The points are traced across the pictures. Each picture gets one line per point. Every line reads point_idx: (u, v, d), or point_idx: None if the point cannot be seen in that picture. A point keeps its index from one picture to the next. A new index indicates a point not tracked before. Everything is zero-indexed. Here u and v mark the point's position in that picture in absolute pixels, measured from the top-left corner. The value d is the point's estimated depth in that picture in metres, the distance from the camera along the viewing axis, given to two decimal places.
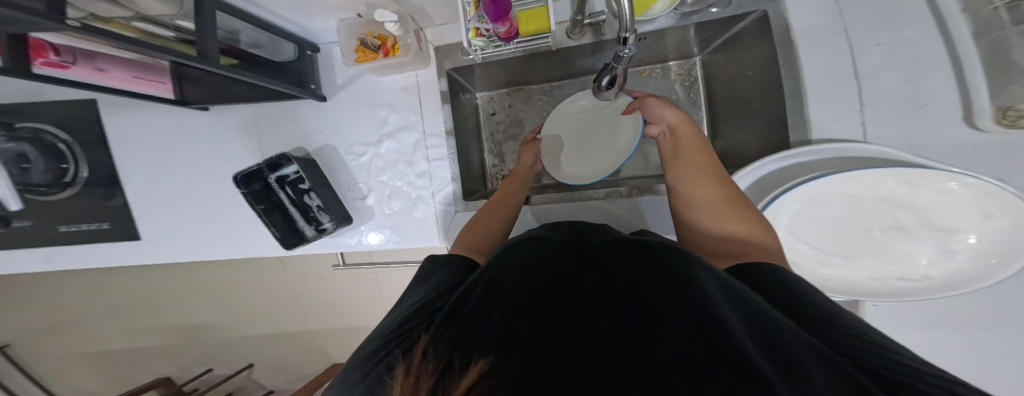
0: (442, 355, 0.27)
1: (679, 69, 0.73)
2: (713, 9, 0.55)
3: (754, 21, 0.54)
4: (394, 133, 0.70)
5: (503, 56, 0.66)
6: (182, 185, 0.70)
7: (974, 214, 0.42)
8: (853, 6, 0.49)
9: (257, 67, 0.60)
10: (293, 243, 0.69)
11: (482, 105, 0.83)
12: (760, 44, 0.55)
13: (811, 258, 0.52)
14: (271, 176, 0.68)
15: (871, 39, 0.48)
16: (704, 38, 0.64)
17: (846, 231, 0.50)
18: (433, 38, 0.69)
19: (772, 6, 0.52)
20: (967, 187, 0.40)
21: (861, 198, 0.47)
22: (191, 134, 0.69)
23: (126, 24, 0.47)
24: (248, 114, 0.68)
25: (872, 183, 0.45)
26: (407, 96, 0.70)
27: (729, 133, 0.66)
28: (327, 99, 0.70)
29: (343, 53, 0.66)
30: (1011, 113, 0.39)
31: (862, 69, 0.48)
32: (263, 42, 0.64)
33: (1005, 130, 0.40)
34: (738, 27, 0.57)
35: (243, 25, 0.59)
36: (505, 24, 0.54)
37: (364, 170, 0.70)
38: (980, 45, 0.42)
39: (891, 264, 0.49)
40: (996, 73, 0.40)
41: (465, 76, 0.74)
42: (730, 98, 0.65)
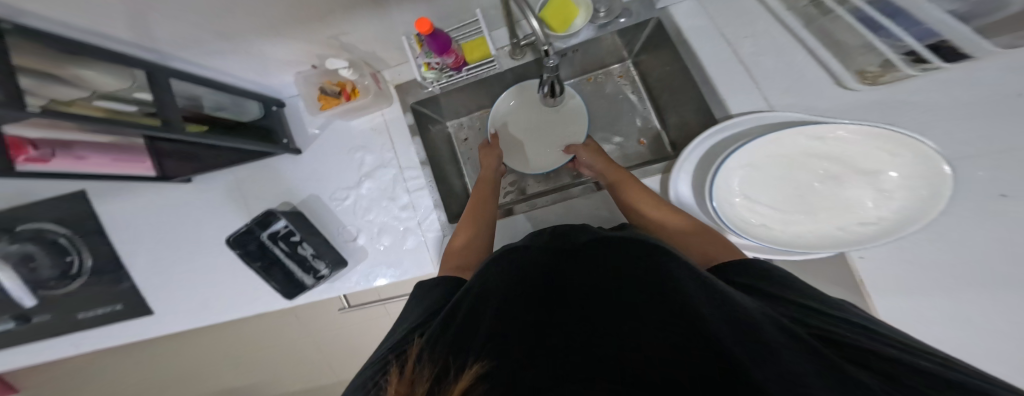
0: (439, 358, 0.30)
1: (619, 72, 0.76)
2: (621, 19, 0.63)
3: (654, 27, 0.64)
4: (372, 173, 0.72)
5: (457, 85, 0.70)
6: (180, 258, 0.73)
7: (883, 153, 0.45)
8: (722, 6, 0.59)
9: (228, 129, 0.63)
10: (295, 293, 0.72)
11: (453, 132, 0.85)
12: (665, 45, 0.63)
13: (773, 220, 0.51)
14: (263, 234, 0.71)
15: (739, 33, 0.58)
16: (627, 42, 0.69)
17: (792, 189, 0.51)
18: (390, 79, 0.73)
19: (662, 13, 0.61)
20: (854, 131, 0.46)
21: (789, 157, 0.51)
22: (179, 208, 0.72)
23: (87, 104, 0.48)
24: (229, 181, 0.71)
25: (788, 143, 0.50)
26: (377, 136, 0.72)
27: (675, 120, 0.68)
28: (301, 151, 0.71)
29: (306, 103, 0.67)
30: (869, 74, 0.49)
31: (743, 57, 0.56)
32: (227, 105, 0.66)
33: (871, 87, 0.49)
34: (646, 33, 0.66)
35: (202, 90, 0.62)
36: (449, 56, 0.60)
37: (349, 212, 0.73)
38: (811, 33, 0.55)
39: (841, 212, 0.48)
40: (833, 47, 0.53)
41: (430, 107, 0.75)
42: (663, 91, 0.68)
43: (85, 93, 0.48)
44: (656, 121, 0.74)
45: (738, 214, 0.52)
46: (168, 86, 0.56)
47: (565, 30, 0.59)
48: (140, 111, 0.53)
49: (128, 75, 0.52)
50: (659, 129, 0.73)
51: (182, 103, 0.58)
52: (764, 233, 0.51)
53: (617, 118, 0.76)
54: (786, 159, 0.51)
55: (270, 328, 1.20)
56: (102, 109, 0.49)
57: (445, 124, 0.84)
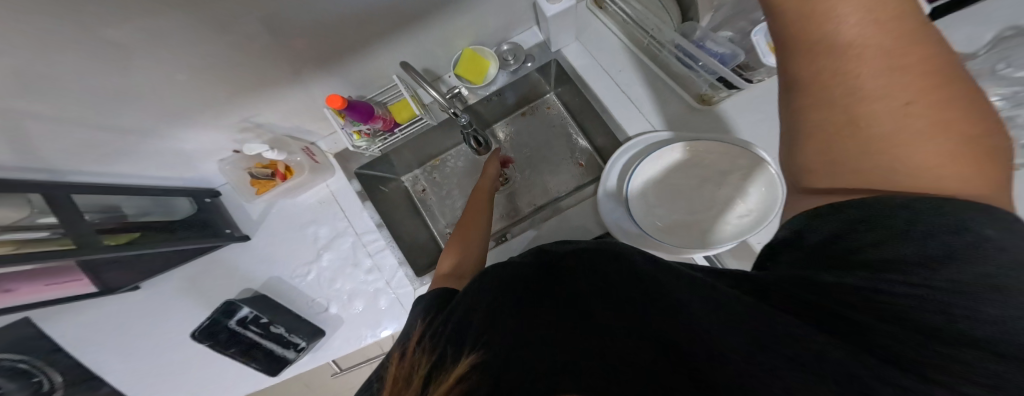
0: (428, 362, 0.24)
1: (546, 103, 0.83)
2: (528, 63, 0.72)
3: (556, 67, 0.73)
4: (330, 244, 0.70)
5: (391, 146, 0.71)
6: (147, 363, 0.70)
7: (730, 161, 0.58)
8: (598, 50, 0.69)
9: (161, 233, 0.59)
10: (279, 369, 0.72)
11: (410, 187, 0.83)
12: (570, 85, 0.75)
13: (676, 220, 0.59)
14: (231, 322, 0.70)
15: (617, 66, 0.68)
16: (546, 76, 0.76)
17: (683, 193, 0.60)
18: (329, 148, 0.70)
19: (558, 55, 0.71)
20: (698, 146, 0.59)
21: (673, 168, 0.61)
22: (134, 313, 0.69)
23: None
24: (183, 278, 0.69)
25: (668, 157, 0.61)
26: (327, 207, 0.70)
27: (605, 140, 0.74)
28: (249, 237, 0.69)
29: (239, 190, 0.63)
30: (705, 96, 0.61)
31: (623, 87, 0.67)
32: (151, 208, 0.61)
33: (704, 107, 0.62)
34: (552, 71, 0.75)
35: (121, 199, 0.58)
36: (376, 121, 0.59)
37: (315, 286, 0.72)
38: (658, 67, 0.65)
39: (721, 209, 0.57)
40: (673, 78, 0.64)
41: (380, 168, 0.75)
42: (586, 116, 0.76)
43: None
44: (584, 141, 0.81)
45: (647, 218, 0.60)
46: (75, 204, 0.51)
47: (481, 80, 0.68)
48: (52, 233, 0.49)
49: (20, 201, 0.47)
50: (591, 150, 0.79)
51: (91, 216, 0.54)
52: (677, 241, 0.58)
53: (555, 147, 0.81)
54: (672, 175, 0.61)
55: None
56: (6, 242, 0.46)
57: (401, 180, 0.82)
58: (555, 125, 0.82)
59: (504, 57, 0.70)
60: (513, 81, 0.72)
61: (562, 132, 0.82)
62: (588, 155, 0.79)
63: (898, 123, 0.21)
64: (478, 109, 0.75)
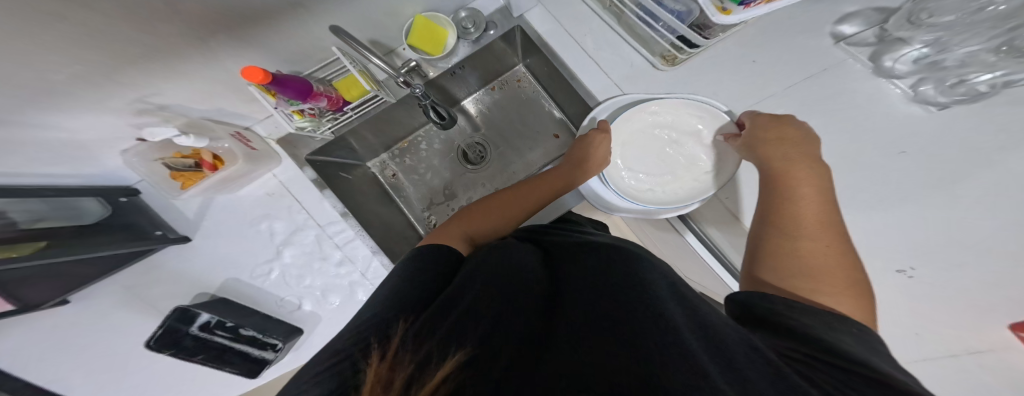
0: (425, 348, 0.24)
1: (515, 77, 0.73)
2: (490, 31, 0.60)
3: (521, 34, 0.62)
4: (290, 239, 0.62)
5: (344, 129, 0.59)
6: (105, 385, 0.64)
7: (694, 117, 0.52)
8: (559, 10, 0.59)
9: (83, 243, 0.50)
10: (260, 370, 0.68)
11: (378, 172, 0.74)
12: (537, 53, 0.64)
13: (649, 184, 0.54)
14: (192, 329, 0.63)
15: (580, 30, 0.58)
16: (511, 45, 0.66)
17: (653, 157, 0.54)
18: (269, 134, 0.59)
19: (521, 21, 0.60)
20: (661, 105, 0.52)
21: (639, 132, 0.55)
22: (70, 337, 0.61)
23: None
24: (121, 289, 0.61)
25: (633, 122, 0.54)
26: (278, 200, 0.60)
27: (578, 111, 0.66)
28: (189, 236, 0.60)
29: (162, 186, 0.53)
30: (669, 56, 0.53)
31: (590, 52, 0.57)
32: (47, 212, 0.50)
33: (670, 68, 0.53)
34: (518, 38, 0.64)
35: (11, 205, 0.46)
36: (318, 99, 0.47)
37: (281, 285, 0.65)
38: (619, 26, 0.56)
39: (689, 166, 0.53)
40: (637, 39, 0.55)
41: (338, 154, 0.65)
42: (558, 89, 0.67)
43: None
44: (558, 112, 0.72)
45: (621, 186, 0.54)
46: None
47: (440, 52, 0.57)
48: None
49: None
50: (565, 119, 0.72)
51: None
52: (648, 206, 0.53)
53: (529, 123, 0.74)
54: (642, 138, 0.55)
55: None
56: None
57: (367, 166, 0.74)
58: (526, 98, 0.73)
59: (462, 26, 0.59)
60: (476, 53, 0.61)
61: (535, 103, 0.73)
62: (566, 129, 0.72)
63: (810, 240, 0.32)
64: (440, 85, 0.65)
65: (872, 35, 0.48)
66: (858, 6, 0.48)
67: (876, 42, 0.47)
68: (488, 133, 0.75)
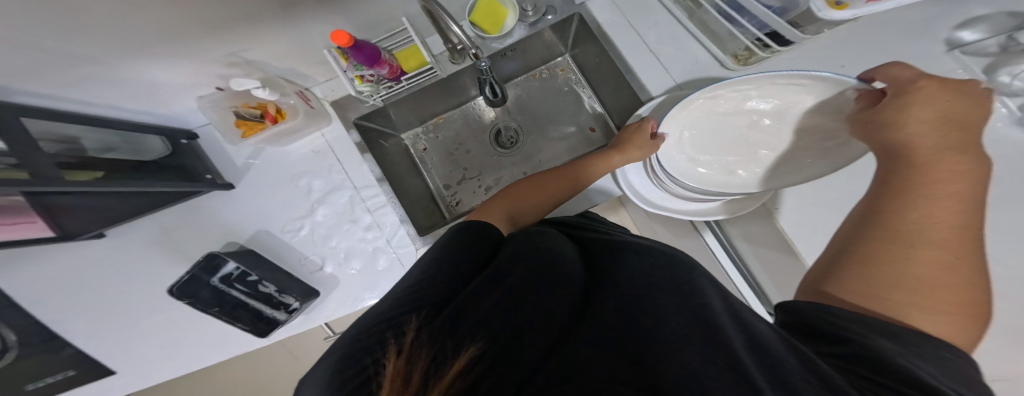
0: (439, 344, 0.23)
1: (560, 66, 0.79)
2: (549, 16, 0.66)
3: (579, 21, 0.67)
4: (325, 197, 0.65)
5: (397, 97, 0.63)
6: (121, 319, 0.66)
7: (791, 87, 0.47)
8: (628, 6, 0.64)
9: (140, 173, 0.53)
10: (268, 331, 0.67)
11: (410, 144, 0.78)
12: (591, 40, 0.68)
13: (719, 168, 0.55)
14: (213, 279, 0.64)
15: (646, 23, 0.63)
16: (562, 35, 0.72)
17: (727, 136, 0.54)
18: (324, 95, 0.63)
19: (582, 9, 0.65)
20: (748, 81, 0.48)
21: (715, 111, 0.53)
22: (100, 267, 0.63)
23: None
24: (155, 228, 0.63)
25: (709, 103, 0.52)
26: (321, 158, 0.64)
27: (622, 108, 0.70)
28: (235, 186, 0.63)
29: (223, 132, 0.56)
30: (743, 55, 0.55)
31: (651, 45, 0.62)
32: (115, 144, 0.54)
33: (744, 68, 0.56)
34: (574, 28, 0.70)
35: (81, 130, 0.51)
36: (383, 67, 0.52)
37: (308, 243, 0.67)
38: (694, 24, 0.60)
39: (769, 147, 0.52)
40: (712, 37, 0.58)
41: (377, 121, 0.69)
42: (602, 81, 0.72)
43: None
44: (596, 106, 0.77)
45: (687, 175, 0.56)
46: (28, 132, 0.43)
47: (498, 31, 0.63)
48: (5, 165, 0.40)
49: None
50: (603, 114, 0.77)
51: (61, 152, 0.46)
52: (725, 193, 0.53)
53: (563, 113, 0.79)
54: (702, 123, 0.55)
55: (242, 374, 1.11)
56: None
57: (400, 137, 0.77)
58: (566, 89, 0.79)
59: (523, 8, 0.65)
60: (530, 36, 0.68)
61: (572, 96, 0.79)
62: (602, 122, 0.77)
63: (946, 243, 0.25)
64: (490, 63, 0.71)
65: (996, 44, 0.46)
66: (989, 9, 0.48)
67: (1002, 51, 0.46)
68: (523, 119, 0.79)
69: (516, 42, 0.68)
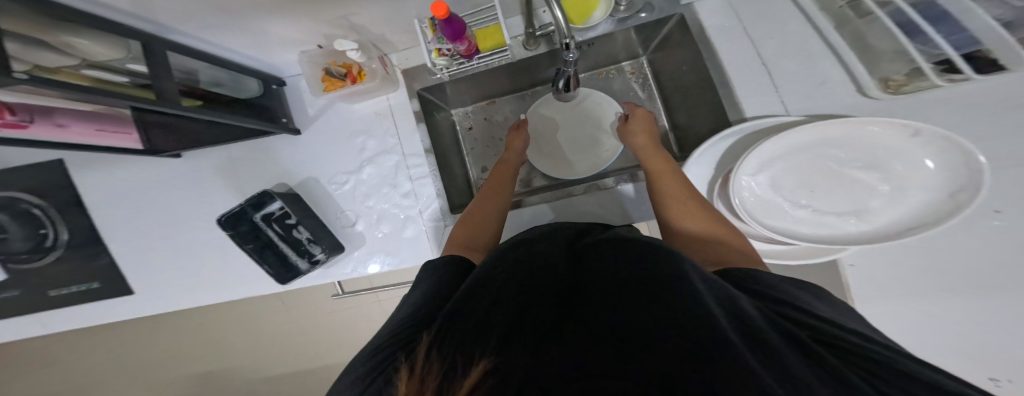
0: (449, 354, 0.26)
1: (631, 68, 0.78)
2: (642, 14, 0.63)
3: (677, 22, 0.63)
4: (374, 158, 0.71)
5: (467, 73, 0.68)
6: (169, 233, 0.72)
7: (907, 136, 0.46)
8: (749, 12, 0.59)
9: (223, 107, 0.58)
10: (289, 278, 0.70)
11: (458, 121, 0.85)
12: (686, 43, 0.63)
13: (811, 213, 0.53)
14: (256, 216, 0.68)
15: (765, 33, 0.58)
16: (644, 38, 0.70)
17: (827, 180, 0.52)
18: (398, 63, 0.69)
19: (686, 10, 0.61)
20: (870, 123, 0.47)
21: (815, 151, 0.52)
22: (167, 182, 0.70)
23: (76, 73, 0.43)
24: (224, 158, 0.70)
25: (811, 141, 0.51)
26: (381, 120, 0.70)
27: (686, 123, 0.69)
28: (301, 132, 0.70)
29: (309, 84, 0.64)
30: (891, 83, 0.49)
31: (767, 58, 0.56)
32: (224, 80, 0.61)
33: (892, 96, 0.49)
34: (667, 29, 0.66)
35: (202, 65, 0.57)
36: (463, 43, 0.53)
37: (349, 198, 0.71)
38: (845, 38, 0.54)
39: (876, 198, 0.50)
40: (866, 55, 0.52)
41: (436, 95, 0.75)
42: (676, 91, 0.69)
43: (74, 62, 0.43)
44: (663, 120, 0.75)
45: (776, 214, 0.53)
46: (168, 64, 0.50)
47: (583, 23, 0.61)
48: (132, 83, 0.48)
49: (123, 45, 0.47)
50: (667, 129, 0.75)
51: (177, 76, 0.53)
52: (857, 239, 0.50)
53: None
54: (784, 161, 0.53)
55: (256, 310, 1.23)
56: (91, 78, 0.44)
57: (450, 112, 0.84)
58: (632, 93, 0.78)
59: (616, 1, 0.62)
60: (614, 32, 0.65)
61: (636, 102, 0.77)
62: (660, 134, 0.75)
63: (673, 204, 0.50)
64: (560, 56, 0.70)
65: None
66: None
67: None
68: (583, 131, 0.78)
69: (597, 37, 0.65)
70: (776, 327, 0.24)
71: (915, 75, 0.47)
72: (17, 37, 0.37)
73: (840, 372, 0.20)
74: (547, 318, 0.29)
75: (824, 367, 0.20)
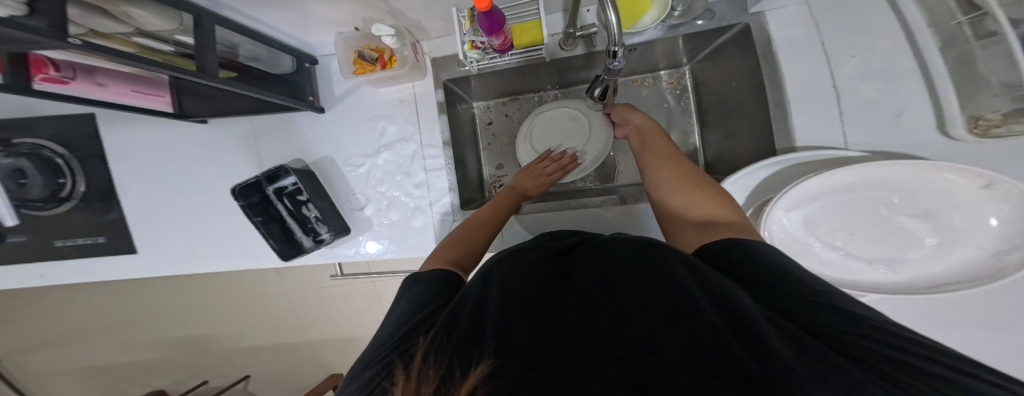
0: (445, 360, 0.23)
1: (669, 78, 0.75)
2: (698, 22, 0.57)
3: (737, 33, 0.57)
4: (392, 144, 0.71)
5: (495, 67, 0.70)
6: (182, 193, 0.73)
7: (976, 186, 0.42)
8: (830, 22, 0.51)
9: (256, 81, 0.59)
10: (291, 254, 0.69)
11: (479, 114, 0.86)
12: (744, 55, 0.57)
13: (843, 252, 0.50)
14: (269, 188, 0.68)
15: (845, 51, 0.50)
16: (691, 49, 0.66)
17: (870, 222, 0.48)
18: (429, 51, 0.71)
19: (753, 18, 0.54)
20: (954, 171, 0.42)
21: (870, 191, 0.47)
22: (189, 145, 0.71)
23: (127, 40, 0.45)
24: (247, 128, 0.70)
25: (871, 181, 0.46)
26: (404, 107, 0.71)
27: (719, 141, 0.67)
28: (325, 110, 0.71)
29: (341, 65, 0.66)
30: (981, 122, 0.41)
31: (838, 80, 0.50)
32: (261, 56, 0.64)
33: (978, 139, 0.41)
34: (723, 39, 0.60)
35: (241, 39, 0.59)
36: (499, 37, 0.55)
37: (361, 181, 0.71)
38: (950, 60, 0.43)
39: (914, 245, 0.47)
40: (965, 83, 0.42)
41: (461, 86, 0.76)
42: (718, 107, 0.67)
43: (129, 29, 0.45)
44: (695, 138, 0.74)
45: (807, 251, 0.50)
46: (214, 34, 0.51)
47: (630, 27, 0.55)
48: (177, 53, 0.50)
49: (176, 17, 0.47)
50: (696, 146, 0.73)
51: (219, 49, 0.55)
52: (890, 290, 0.48)
53: None
54: (828, 199, 0.48)
55: (250, 283, 1.22)
56: (139, 46, 0.46)
57: (473, 104, 0.85)
58: (666, 105, 0.75)
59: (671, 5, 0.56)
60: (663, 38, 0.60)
61: (668, 114, 0.75)
62: (687, 150, 0.74)
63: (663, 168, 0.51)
64: (592, 58, 0.69)
65: None
66: None
67: None
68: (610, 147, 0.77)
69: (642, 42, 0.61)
70: (768, 318, 0.22)
71: (1015, 115, 0.38)
72: (81, 4, 0.39)
73: (832, 360, 0.18)
74: (541, 312, 0.27)
75: (822, 359, 0.18)
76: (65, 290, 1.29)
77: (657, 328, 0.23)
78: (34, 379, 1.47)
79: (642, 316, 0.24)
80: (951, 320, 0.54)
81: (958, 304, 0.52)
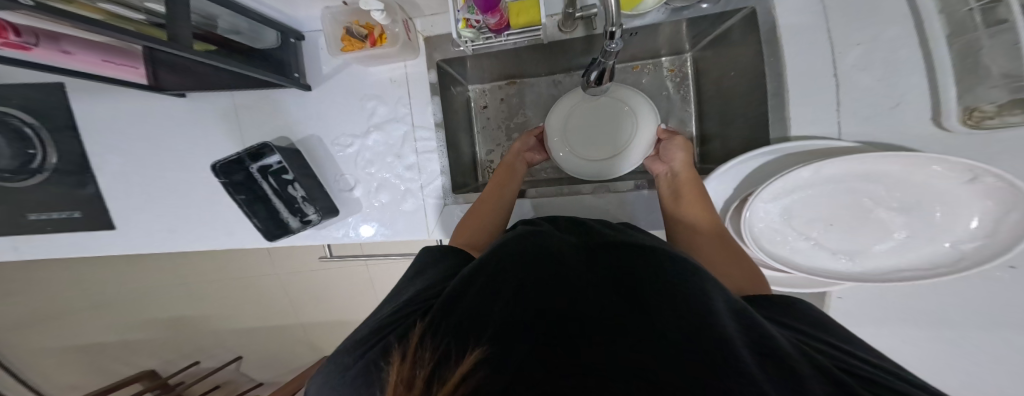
0: (443, 343, 0.24)
1: (670, 65, 0.74)
2: (703, 5, 0.56)
3: (742, 18, 0.55)
4: (382, 124, 0.69)
5: (493, 48, 0.67)
6: (164, 169, 0.70)
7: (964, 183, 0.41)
8: (837, 9, 0.50)
9: (236, 54, 0.56)
10: (277, 234, 0.68)
11: (474, 97, 0.84)
12: (748, 42, 0.56)
13: (813, 243, 0.52)
14: (252, 165, 0.65)
15: (850, 39, 0.49)
16: (695, 35, 0.64)
17: (851, 215, 0.49)
18: (423, 28, 0.68)
19: (760, 3, 0.52)
20: (948, 168, 0.40)
21: (851, 185, 0.47)
22: (169, 119, 0.68)
23: (91, 4, 0.42)
24: (229, 103, 0.68)
25: (859, 175, 0.45)
26: (396, 87, 0.69)
27: (716, 131, 0.67)
28: (312, 88, 0.69)
29: (328, 42, 0.63)
30: (976, 114, 0.41)
31: (840, 69, 0.49)
32: (243, 29, 0.61)
33: (969, 130, 0.42)
34: (727, 24, 0.58)
35: (220, 11, 0.56)
36: (494, 15, 0.52)
37: (350, 162, 0.69)
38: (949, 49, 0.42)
39: (888, 237, 0.49)
40: (966, 73, 0.42)
41: (456, 68, 0.74)
42: (717, 96, 0.66)
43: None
44: (692, 127, 0.73)
45: (777, 239, 0.52)
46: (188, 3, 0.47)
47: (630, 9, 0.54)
48: (149, 22, 0.46)
49: None
50: (693, 135, 0.73)
51: (195, 20, 0.52)
52: (848, 277, 0.51)
53: None
54: (810, 190, 0.48)
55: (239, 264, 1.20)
56: (103, 12, 0.43)
57: (467, 87, 0.83)
58: (665, 93, 0.75)
59: None
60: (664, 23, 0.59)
61: (668, 102, 0.75)
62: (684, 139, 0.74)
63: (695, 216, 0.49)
64: (592, 41, 0.66)
65: None
66: None
67: None
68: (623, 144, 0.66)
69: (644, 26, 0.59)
70: (803, 353, 0.21)
71: (1010, 107, 0.39)
72: None
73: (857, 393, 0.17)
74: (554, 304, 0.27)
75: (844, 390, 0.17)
76: (43, 268, 1.25)
77: (668, 343, 0.22)
78: (16, 356, 1.45)
79: (654, 326, 0.23)
80: (934, 312, 0.54)
81: (941, 296, 0.53)
